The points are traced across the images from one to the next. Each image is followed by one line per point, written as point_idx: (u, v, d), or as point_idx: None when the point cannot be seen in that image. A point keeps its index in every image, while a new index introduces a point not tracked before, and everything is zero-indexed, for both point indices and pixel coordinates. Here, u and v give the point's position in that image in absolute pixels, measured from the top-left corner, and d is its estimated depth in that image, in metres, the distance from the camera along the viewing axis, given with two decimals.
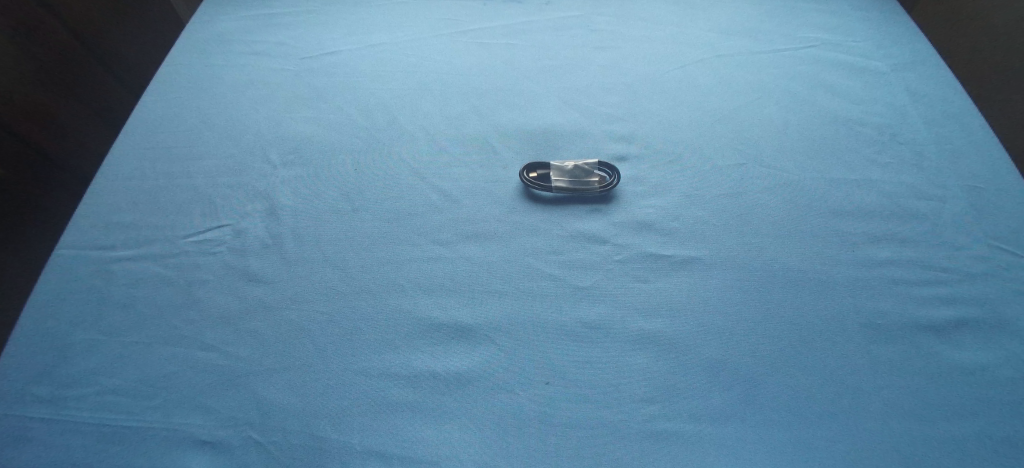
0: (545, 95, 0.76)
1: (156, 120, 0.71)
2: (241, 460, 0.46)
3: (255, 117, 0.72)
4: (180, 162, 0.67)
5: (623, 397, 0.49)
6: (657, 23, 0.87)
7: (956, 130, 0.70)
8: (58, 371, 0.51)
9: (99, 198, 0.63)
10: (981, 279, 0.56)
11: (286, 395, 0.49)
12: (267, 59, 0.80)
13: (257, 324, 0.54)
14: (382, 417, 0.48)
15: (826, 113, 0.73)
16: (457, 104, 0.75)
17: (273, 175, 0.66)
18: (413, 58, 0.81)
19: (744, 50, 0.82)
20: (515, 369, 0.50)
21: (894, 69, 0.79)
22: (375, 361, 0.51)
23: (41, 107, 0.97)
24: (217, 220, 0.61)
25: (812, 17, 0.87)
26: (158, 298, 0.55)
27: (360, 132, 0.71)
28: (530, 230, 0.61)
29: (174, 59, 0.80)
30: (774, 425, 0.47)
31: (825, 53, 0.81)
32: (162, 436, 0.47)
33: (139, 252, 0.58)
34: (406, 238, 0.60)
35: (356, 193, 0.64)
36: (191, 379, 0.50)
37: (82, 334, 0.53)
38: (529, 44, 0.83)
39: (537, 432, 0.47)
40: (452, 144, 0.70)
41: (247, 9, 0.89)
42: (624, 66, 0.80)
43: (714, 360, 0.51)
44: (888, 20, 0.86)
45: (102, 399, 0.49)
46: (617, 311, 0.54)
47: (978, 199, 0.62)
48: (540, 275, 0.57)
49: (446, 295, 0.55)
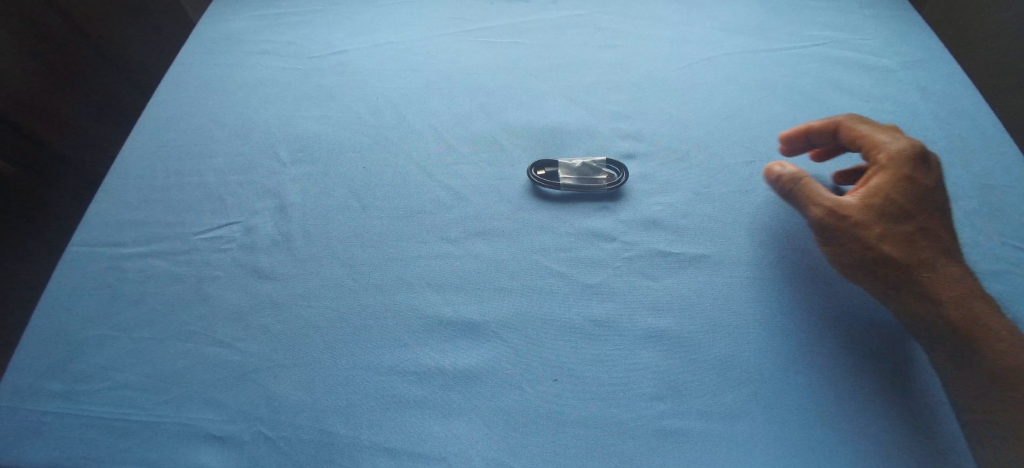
0: (551, 93, 0.76)
1: (166, 119, 0.72)
2: (252, 455, 0.46)
3: (264, 116, 0.73)
4: (190, 160, 0.67)
5: (632, 394, 0.49)
6: (663, 21, 0.86)
7: (967, 127, 0.69)
8: (71, 366, 0.51)
9: (110, 197, 0.63)
10: (992, 277, 0.56)
11: (296, 390, 0.49)
12: (277, 59, 0.81)
13: (267, 320, 0.54)
14: (392, 413, 0.48)
15: (835, 110, 0.72)
16: (464, 103, 0.75)
17: (283, 173, 0.66)
18: (420, 57, 0.81)
19: (751, 48, 0.81)
20: (523, 366, 0.50)
21: (903, 66, 0.78)
22: (384, 357, 0.51)
23: (53, 109, 0.99)
24: (228, 218, 0.62)
25: (820, 14, 0.86)
26: (170, 295, 0.56)
27: (369, 131, 0.71)
28: (538, 227, 0.61)
29: (183, 58, 0.80)
30: (783, 424, 0.47)
31: (834, 50, 0.81)
32: (174, 431, 0.48)
33: (151, 249, 0.59)
34: (414, 235, 0.60)
35: (364, 191, 0.65)
36: (202, 374, 0.51)
37: (94, 329, 0.53)
38: (536, 43, 0.83)
39: (544, 430, 0.47)
40: (459, 143, 0.70)
41: (257, 8, 0.89)
42: (631, 64, 0.80)
43: (724, 359, 0.51)
44: (898, 17, 0.86)
45: (114, 394, 0.50)
46: (625, 309, 0.54)
47: (990, 197, 0.62)
48: (548, 272, 0.57)
49: (454, 292, 0.56)
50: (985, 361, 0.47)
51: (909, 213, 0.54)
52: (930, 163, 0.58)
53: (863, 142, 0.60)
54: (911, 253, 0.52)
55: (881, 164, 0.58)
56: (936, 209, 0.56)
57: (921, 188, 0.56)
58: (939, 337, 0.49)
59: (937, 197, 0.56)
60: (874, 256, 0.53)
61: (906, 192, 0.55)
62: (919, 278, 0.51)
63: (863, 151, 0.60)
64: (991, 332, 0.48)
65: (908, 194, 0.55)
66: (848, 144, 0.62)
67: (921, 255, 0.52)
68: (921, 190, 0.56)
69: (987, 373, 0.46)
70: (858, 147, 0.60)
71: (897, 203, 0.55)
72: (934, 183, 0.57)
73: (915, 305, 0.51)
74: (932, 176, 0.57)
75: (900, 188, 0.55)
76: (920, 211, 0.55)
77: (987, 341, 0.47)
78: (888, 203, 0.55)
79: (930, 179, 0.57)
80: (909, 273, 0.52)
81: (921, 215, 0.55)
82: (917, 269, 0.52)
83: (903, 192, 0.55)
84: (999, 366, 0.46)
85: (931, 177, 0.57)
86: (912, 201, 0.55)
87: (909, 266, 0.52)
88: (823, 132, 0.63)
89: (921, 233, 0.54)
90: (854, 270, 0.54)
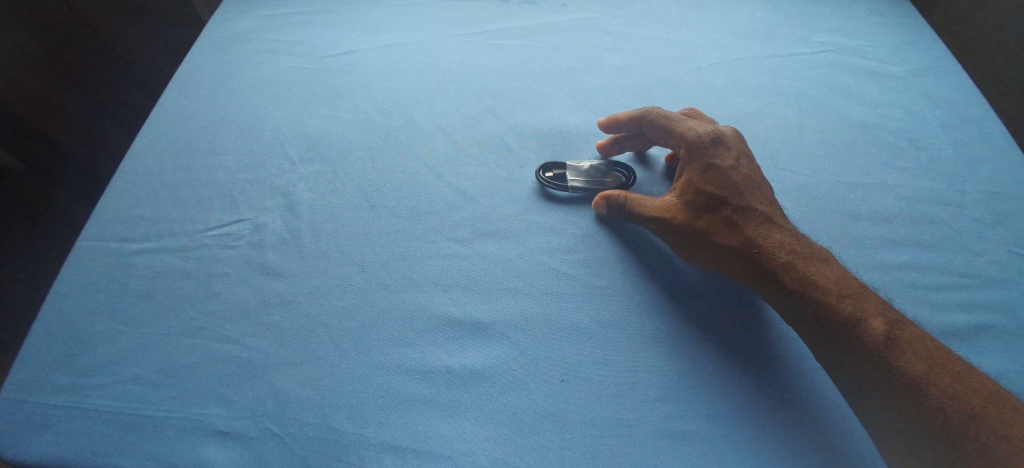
0: (559, 96, 0.76)
1: (175, 116, 0.72)
2: (259, 451, 0.47)
3: (274, 114, 0.73)
4: (199, 157, 0.68)
5: (637, 396, 0.49)
6: (672, 26, 0.87)
7: (974, 135, 0.70)
8: (79, 360, 0.51)
9: (119, 192, 0.64)
10: (997, 284, 0.56)
11: (303, 387, 0.50)
12: (287, 58, 0.81)
13: (275, 317, 0.54)
14: (398, 411, 0.49)
15: (842, 117, 0.73)
16: (472, 104, 0.75)
17: (291, 171, 0.67)
18: (429, 58, 0.81)
19: (759, 54, 0.82)
20: (530, 367, 0.51)
21: (910, 73, 0.78)
22: (390, 356, 0.52)
23: (53, 104, 0.97)
24: (237, 215, 0.62)
25: (828, 21, 0.87)
26: (178, 290, 0.56)
27: (377, 130, 0.72)
28: (546, 229, 0.61)
29: (194, 56, 0.81)
30: (786, 428, 0.47)
31: (842, 57, 0.81)
32: (182, 426, 0.48)
33: (159, 245, 0.59)
34: (422, 235, 0.61)
35: (373, 190, 0.65)
36: (210, 370, 0.51)
37: (103, 324, 0.54)
38: (544, 46, 0.83)
39: (550, 430, 0.47)
40: (468, 144, 0.70)
41: (267, 7, 0.89)
42: (639, 68, 0.80)
43: (727, 362, 0.51)
44: (905, 24, 0.86)
45: (122, 389, 0.50)
46: (630, 311, 0.55)
47: (995, 205, 0.62)
48: (555, 273, 0.57)
49: (462, 292, 0.56)
50: (843, 334, 0.48)
51: (717, 198, 0.55)
52: (729, 144, 0.58)
53: (664, 132, 0.61)
54: (763, 234, 0.54)
55: (683, 157, 0.58)
56: (745, 190, 0.56)
57: (720, 173, 0.56)
58: (800, 313, 0.50)
59: (741, 176, 0.56)
60: (713, 242, 0.54)
61: (709, 179, 0.56)
62: (771, 261, 0.52)
63: (665, 143, 0.61)
64: (844, 311, 0.48)
65: (707, 181, 0.56)
66: (651, 132, 0.62)
67: (752, 235, 0.54)
68: (726, 175, 0.56)
69: (845, 353, 0.47)
70: (666, 138, 0.61)
71: (702, 191, 0.56)
72: (733, 163, 0.57)
73: (768, 284, 0.52)
74: (729, 159, 0.57)
75: (704, 176, 0.56)
76: (733, 194, 0.55)
77: (842, 319, 0.48)
78: (697, 190, 0.56)
79: (726, 162, 0.57)
80: (759, 257, 0.53)
81: (730, 198, 0.55)
82: (767, 252, 0.53)
83: (708, 180, 0.56)
84: (858, 345, 0.47)
85: (728, 160, 0.57)
86: (715, 187, 0.56)
87: (755, 248, 0.53)
88: (629, 124, 0.65)
89: (736, 215, 0.55)
90: (689, 256, 0.56)
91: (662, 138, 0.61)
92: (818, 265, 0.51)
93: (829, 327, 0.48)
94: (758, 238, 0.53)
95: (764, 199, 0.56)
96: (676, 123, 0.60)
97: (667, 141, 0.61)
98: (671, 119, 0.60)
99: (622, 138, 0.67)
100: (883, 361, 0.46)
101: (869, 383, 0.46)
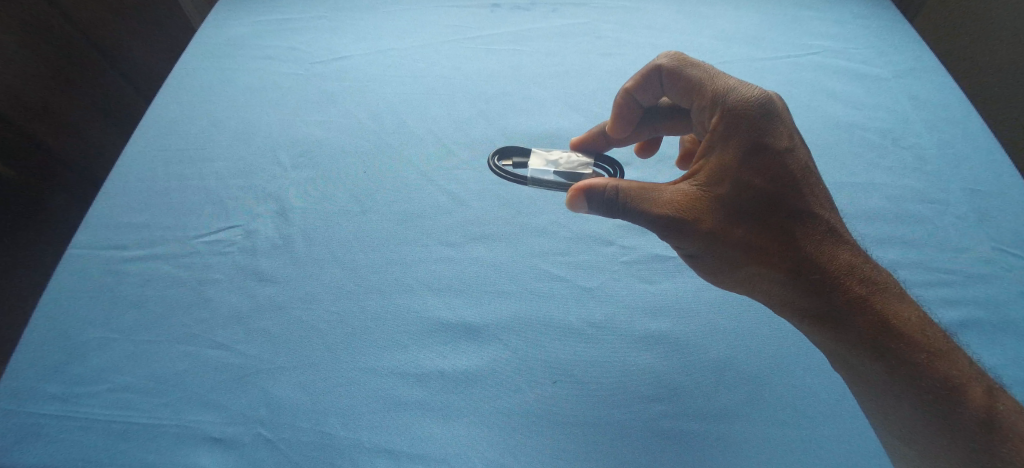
0: (551, 100, 0.77)
1: (167, 124, 0.72)
2: (252, 457, 0.47)
3: (267, 121, 0.73)
4: (192, 164, 0.68)
5: (632, 396, 0.50)
6: (661, 30, 0.87)
7: (957, 135, 0.71)
8: (69, 368, 0.51)
9: (109, 199, 0.64)
10: (982, 280, 0.57)
11: (295, 392, 0.50)
12: (278, 65, 0.81)
13: (268, 322, 0.54)
14: (392, 415, 0.49)
15: (829, 118, 0.74)
16: (464, 109, 0.75)
17: (284, 178, 0.67)
18: (421, 64, 0.82)
19: (748, 57, 0.82)
20: (522, 370, 0.51)
21: (895, 75, 0.80)
22: (384, 359, 0.52)
23: (48, 106, 0.96)
24: (228, 221, 0.62)
25: (815, 24, 0.88)
26: (170, 297, 0.56)
27: (370, 136, 0.72)
28: (537, 232, 0.62)
29: (185, 64, 0.81)
30: (777, 424, 0.48)
31: (828, 60, 0.82)
32: (172, 433, 0.48)
33: (151, 252, 0.59)
34: (413, 239, 0.61)
35: (365, 195, 0.65)
36: (203, 377, 0.51)
37: (93, 332, 0.53)
38: (538, 51, 0.84)
39: (542, 431, 0.48)
40: (459, 149, 0.70)
41: (258, 14, 0.89)
42: (630, 72, 0.81)
43: (720, 361, 0.52)
44: (891, 27, 0.87)
45: (114, 396, 0.50)
46: (620, 312, 0.55)
47: (979, 203, 0.64)
48: (547, 275, 0.58)
49: (455, 296, 0.56)
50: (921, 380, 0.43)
51: (763, 195, 0.49)
52: (784, 118, 0.50)
53: (693, 93, 0.54)
54: (818, 245, 0.48)
55: (721, 132, 0.50)
56: (796, 178, 0.49)
57: (770, 161, 0.49)
58: (851, 344, 0.46)
59: (796, 165, 0.49)
60: (750, 250, 0.49)
61: (756, 168, 0.49)
62: (829, 278, 0.47)
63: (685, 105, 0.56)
64: (920, 359, 0.44)
65: (753, 171, 0.49)
66: (670, 91, 0.57)
67: (805, 245, 0.48)
68: (778, 163, 0.49)
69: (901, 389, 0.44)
70: (694, 99, 0.54)
71: (745, 183, 0.48)
72: (790, 145, 0.50)
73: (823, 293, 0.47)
74: (786, 140, 0.49)
75: (750, 164, 0.49)
76: (784, 189, 0.49)
77: (917, 364, 0.44)
78: (739, 182, 0.48)
79: (783, 142, 0.49)
80: (811, 270, 0.48)
81: (778, 192, 0.49)
82: (825, 269, 0.48)
83: (756, 171, 0.49)
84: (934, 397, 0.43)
85: (784, 140, 0.49)
86: (762, 178, 0.49)
87: (802, 256, 0.48)
88: (645, 90, 0.60)
89: (785, 220, 0.49)
90: (712, 262, 0.51)
91: (685, 101, 0.56)
92: (890, 294, 0.47)
93: (882, 354, 0.45)
94: (811, 250, 0.48)
95: (819, 197, 0.50)
96: (715, 86, 0.51)
97: (700, 104, 0.53)
98: (707, 81, 0.52)
99: (637, 110, 0.61)
100: (925, 374, 0.43)
101: (899, 398, 0.44)
